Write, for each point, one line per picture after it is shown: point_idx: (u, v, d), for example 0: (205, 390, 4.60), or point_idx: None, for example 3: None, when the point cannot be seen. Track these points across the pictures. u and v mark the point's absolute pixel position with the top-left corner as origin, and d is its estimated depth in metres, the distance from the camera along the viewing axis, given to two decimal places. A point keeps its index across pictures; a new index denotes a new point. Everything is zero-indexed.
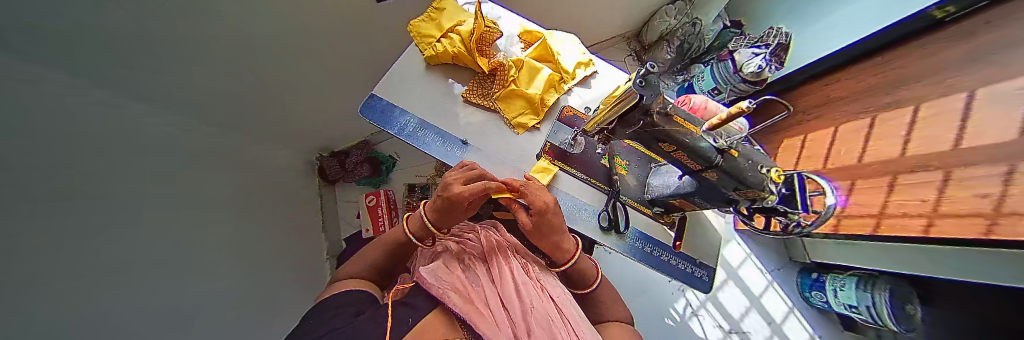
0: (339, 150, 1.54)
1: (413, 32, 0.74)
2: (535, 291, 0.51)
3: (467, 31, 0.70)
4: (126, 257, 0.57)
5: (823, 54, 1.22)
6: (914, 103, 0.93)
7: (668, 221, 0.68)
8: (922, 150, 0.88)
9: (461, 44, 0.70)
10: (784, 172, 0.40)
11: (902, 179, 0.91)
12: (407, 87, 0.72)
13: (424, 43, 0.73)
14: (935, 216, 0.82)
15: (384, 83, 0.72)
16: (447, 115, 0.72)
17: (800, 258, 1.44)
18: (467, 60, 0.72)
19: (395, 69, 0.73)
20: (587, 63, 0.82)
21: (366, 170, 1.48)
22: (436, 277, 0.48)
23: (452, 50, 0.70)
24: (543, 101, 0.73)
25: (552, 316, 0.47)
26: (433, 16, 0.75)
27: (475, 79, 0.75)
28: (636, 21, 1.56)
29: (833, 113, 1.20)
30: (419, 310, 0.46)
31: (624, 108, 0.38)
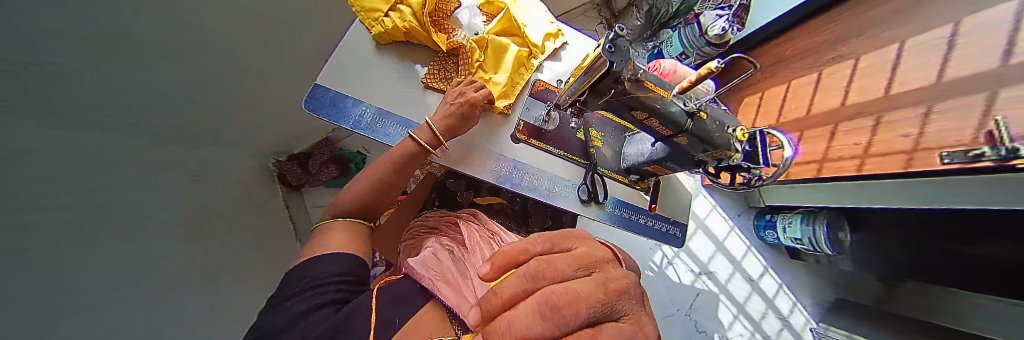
0: (299, 152, 1.38)
1: (356, 6, 0.66)
2: None
3: (418, 3, 0.63)
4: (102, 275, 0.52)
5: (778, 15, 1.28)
6: (852, 56, 1.01)
7: (644, 187, 0.71)
8: (858, 100, 0.97)
9: (412, 18, 0.63)
10: (748, 130, 0.41)
11: (841, 127, 1.01)
12: (358, 72, 0.65)
13: (371, 18, 0.65)
14: (865, 157, 0.93)
15: (329, 70, 0.64)
16: (408, 101, 0.67)
17: (755, 204, 1.60)
18: (422, 35, 0.65)
19: (340, 51, 0.65)
20: (555, 35, 0.78)
21: (335, 171, 1.40)
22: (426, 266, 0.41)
23: (403, 25, 0.63)
24: (512, 82, 0.70)
25: None
26: None
27: (435, 62, 0.70)
28: None
29: (784, 71, 1.28)
30: (407, 308, 0.36)
31: (593, 77, 0.37)
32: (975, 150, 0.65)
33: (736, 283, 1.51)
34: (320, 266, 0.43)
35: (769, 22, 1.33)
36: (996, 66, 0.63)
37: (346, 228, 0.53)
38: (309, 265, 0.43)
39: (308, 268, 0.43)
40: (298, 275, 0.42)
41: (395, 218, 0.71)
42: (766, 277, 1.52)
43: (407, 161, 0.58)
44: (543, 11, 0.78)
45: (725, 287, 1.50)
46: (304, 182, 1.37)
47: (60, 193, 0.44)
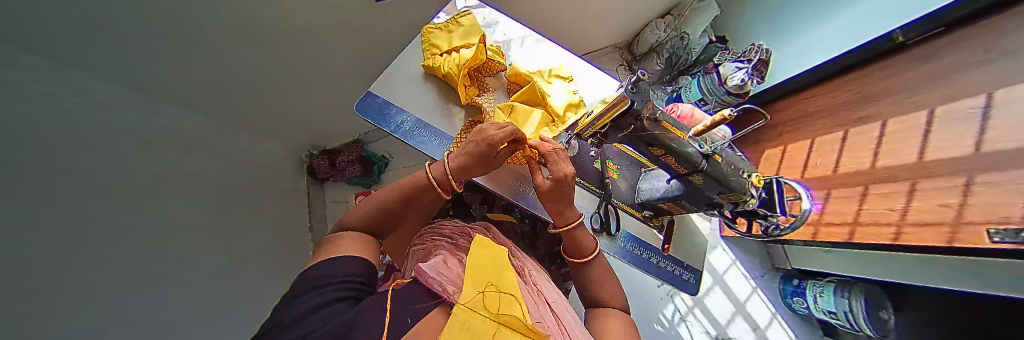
0: (330, 147, 1.44)
1: (425, 38, 0.76)
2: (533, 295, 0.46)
3: (467, 56, 0.70)
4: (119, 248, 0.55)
5: (799, 70, 1.29)
6: (880, 119, 1.00)
7: (656, 224, 0.69)
8: (890, 162, 0.93)
9: (455, 67, 0.70)
10: (764, 177, 0.42)
11: (872, 189, 0.96)
12: (404, 86, 0.72)
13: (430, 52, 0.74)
14: (903, 224, 0.86)
15: (378, 81, 0.71)
16: (443, 117, 0.73)
17: (781, 265, 1.46)
18: (456, 84, 0.72)
19: (391, 66, 0.73)
20: (578, 105, 0.76)
21: (359, 170, 1.43)
22: (437, 273, 0.46)
23: (445, 69, 0.70)
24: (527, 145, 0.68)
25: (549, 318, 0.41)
26: (448, 27, 0.77)
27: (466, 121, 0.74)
28: (626, 32, 1.60)
29: (808, 127, 1.27)
30: (417, 308, 0.38)
31: (613, 114, 0.40)
32: None
33: None
34: (331, 267, 0.41)
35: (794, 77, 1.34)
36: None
37: (351, 239, 0.49)
38: (320, 265, 0.41)
39: (317, 269, 0.41)
40: (307, 275, 0.40)
41: (406, 225, 0.72)
42: None
43: (413, 192, 0.57)
44: (574, 58, 0.86)
45: None
46: (331, 176, 1.42)
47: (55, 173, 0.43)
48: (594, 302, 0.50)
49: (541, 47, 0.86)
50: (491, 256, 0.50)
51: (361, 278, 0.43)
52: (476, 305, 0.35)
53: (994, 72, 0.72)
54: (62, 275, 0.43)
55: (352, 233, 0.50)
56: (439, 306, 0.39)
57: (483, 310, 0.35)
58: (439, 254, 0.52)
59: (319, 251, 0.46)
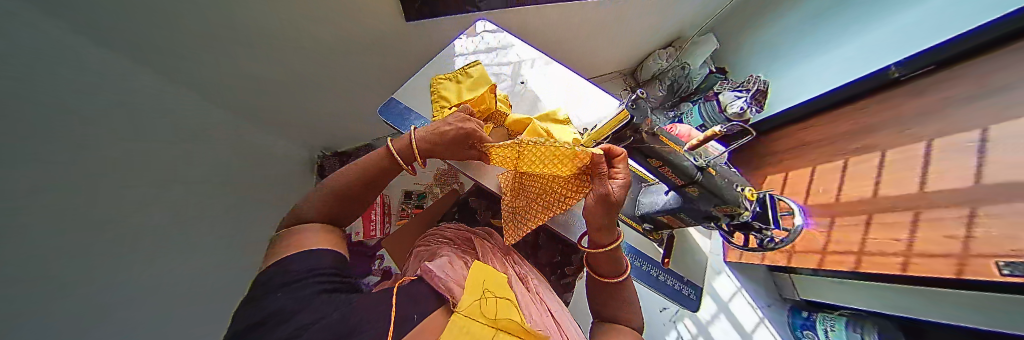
0: (342, 150, 1.57)
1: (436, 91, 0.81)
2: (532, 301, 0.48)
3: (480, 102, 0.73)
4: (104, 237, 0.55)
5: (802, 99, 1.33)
6: (879, 149, 1.02)
7: (656, 238, 0.70)
8: (893, 192, 0.93)
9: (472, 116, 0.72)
10: (757, 192, 0.44)
11: (876, 218, 0.96)
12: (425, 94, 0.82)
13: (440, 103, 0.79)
14: (910, 255, 0.85)
15: (404, 89, 0.81)
16: None
17: (790, 296, 1.40)
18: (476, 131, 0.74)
19: (415, 78, 0.84)
20: None
21: None
22: (444, 273, 0.48)
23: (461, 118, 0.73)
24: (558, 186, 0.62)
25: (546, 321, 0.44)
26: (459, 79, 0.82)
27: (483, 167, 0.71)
28: (630, 59, 1.70)
29: (809, 155, 1.29)
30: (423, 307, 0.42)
31: (614, 126, 0.44)
32: None
33: None
34: (309, 260, 0.41)
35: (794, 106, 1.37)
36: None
37: (315, 231, 0.49)
38: (296, 258, 0.41)
39: (297, 259, 0.40)
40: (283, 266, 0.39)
41: (409, 226, 0.74)
42: None
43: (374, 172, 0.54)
44: (581, 82, 0.92)
45: None
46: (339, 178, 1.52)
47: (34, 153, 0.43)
48: (608, 317, 0.48)
49: (550, 69, 0.93)
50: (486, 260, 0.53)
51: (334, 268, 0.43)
52: (473, 313, 0.39)
53: (988, 108, 0.75)
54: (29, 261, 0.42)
55: (316, 225, 0.50)
56: (443, 308, 0.43)
57: (481, 317, 0.38)
58: (446, 254, 0.55)
59: (281, 246, 0.45)
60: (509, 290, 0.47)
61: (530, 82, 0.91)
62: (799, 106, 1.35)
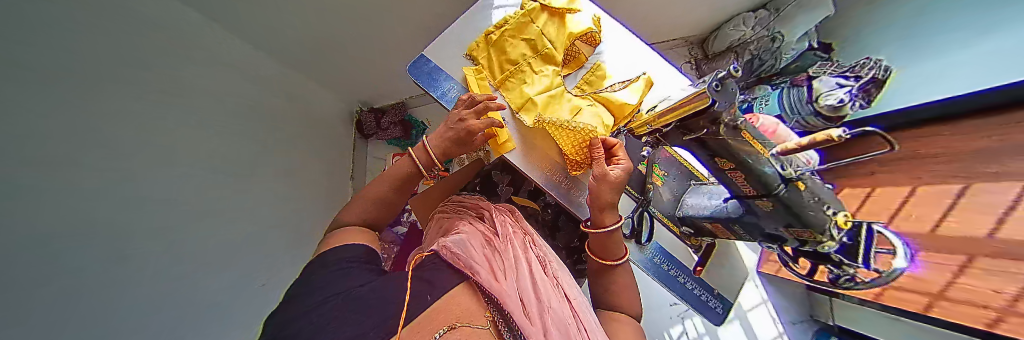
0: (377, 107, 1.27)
1: (525, 18, 0.51)
2: (551, 287, 0.35)
3: (569, 31, 0.51)
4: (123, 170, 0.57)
5: (921, 101, 0.88)
6: (1021, 177, 0.65)
7: (694, 244, 0.57)
8: (1016, 235, 0.62)
9: (559, 36, 0.51)
10: (854, 219, 0.35)
11: (978, 262, 0.68)
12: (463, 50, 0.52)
13: (523, 22, 0.50)
14: (1006, 312, 0.61)
15: (439, 42, 0.51)
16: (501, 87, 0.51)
17: (823, 318, 1.15)
18: (574, 39, 0.53)
19: (453, 27, 0.52)
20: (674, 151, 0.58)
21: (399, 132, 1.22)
22: (460, 242, 0.37)
23: (555, 32, 0.51)
24: (634, 93, 0.53)
25: (568, 319, 0.30)
26: (523, 25, 0.50)
27: (573, 56, 0.56)
28: (708, 21, 1.20)
29: (915, 172, 0.90)
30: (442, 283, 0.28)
31: (685, 111, 0.33)
32: None
33: None
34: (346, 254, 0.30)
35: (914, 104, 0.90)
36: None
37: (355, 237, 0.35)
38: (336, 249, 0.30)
39: (331, 254, 0.30)
40: (322, 259, 0.29)
41: (436, 187, 0.64)
42: None
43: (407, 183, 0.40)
44: (658, 57, 0.59)
45: None
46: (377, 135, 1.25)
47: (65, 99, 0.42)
48: (607, 303, 0.42)
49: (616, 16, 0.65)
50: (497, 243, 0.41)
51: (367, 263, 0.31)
52: None
53: None
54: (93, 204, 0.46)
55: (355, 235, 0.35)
56: (466, 283, 0.30)
57: None
58: (466, 232, 0.42)
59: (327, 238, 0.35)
60: (516, 278, 0.33)
61: (605, 47, 0.59)
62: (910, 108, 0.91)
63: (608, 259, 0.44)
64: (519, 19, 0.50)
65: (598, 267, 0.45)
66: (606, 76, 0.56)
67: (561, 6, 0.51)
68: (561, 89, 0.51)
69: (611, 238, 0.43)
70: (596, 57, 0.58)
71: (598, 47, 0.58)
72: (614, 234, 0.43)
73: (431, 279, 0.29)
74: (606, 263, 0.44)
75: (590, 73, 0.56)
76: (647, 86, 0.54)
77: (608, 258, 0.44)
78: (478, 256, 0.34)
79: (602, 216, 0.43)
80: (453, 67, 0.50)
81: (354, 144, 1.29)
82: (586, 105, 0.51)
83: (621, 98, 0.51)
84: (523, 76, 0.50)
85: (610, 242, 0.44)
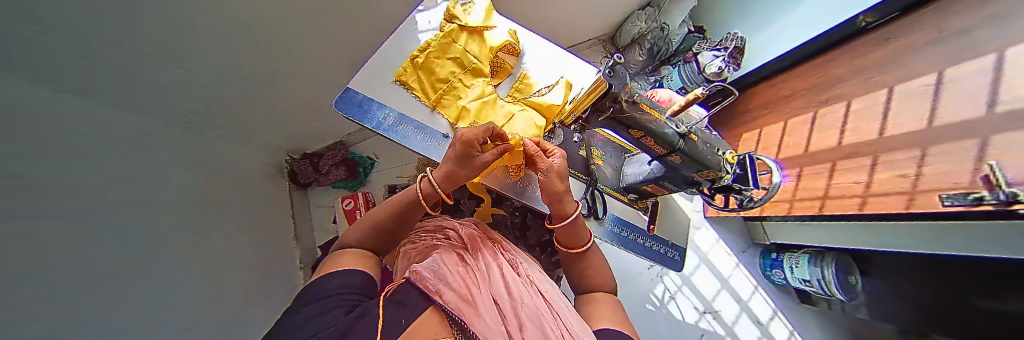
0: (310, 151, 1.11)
1: (448, 39, 0.54)
2: (523, 285, 0.38)
3: (490, 46, 0.56)
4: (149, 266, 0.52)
5: (774, 56, 1.14)
6: (844, 99, 0.91)
7: (642, 207, 0.65)
8: (855, 138, 0.86)
9: (483, 51, 0.55)
10: (737, 154, 0.44)
11: (839, 164, 0.89)
12: (391, 77, 0.52)
13: (446, 43, 0.54)
14: (867, 195, 0.79)
15: (365, 73, 0.51)
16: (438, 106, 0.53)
17: (760, 241, 1.37)
18: (496, 52, 0.58)
19: (377, 56, 0.53)
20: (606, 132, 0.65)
21: (343, 172, 1.11)
22: (429, 262, 0.37)
23: (479, 47, 0.55)
24: (557, 92, 0.60)
25: (541, 310, 0.33)
26: (447, 45, 0.54)
27: (500, 67, 0.61)
28: (609, 21, 1.39)
29: (781, 110, 1.13)
30: (415, 306, 0.29)
31: (593, 98, 0.39)
32: (975, 193, 0.56)
33: (741, 326, 1.22)
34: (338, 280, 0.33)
35: (775, 58, 1.14)
36: (981, 115, 0.58)
37: (357, 258, 0.39)
38: (330, 276, 0.33)
39: (320, 284, 0.32)
40: (313, 289, 0.32)
41: None
42: (776, 320, 1.24)
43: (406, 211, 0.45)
44: (571, 56, 0.68)
45: (731, 330, 1.21)
46: (316, 182, 1.09)
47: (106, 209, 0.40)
48: (584, 287, 0.45)
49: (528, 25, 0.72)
50: (466, 256, 0.42)
51: (360, 289, 0.33)
52: None
53: (944, 52, 0.68)
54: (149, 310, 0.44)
55: (354, 255, 0.39)
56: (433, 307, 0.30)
57: None
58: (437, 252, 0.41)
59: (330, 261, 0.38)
60: (486, 287, 0.35)
61: (526, 54, 0.65)
62: (773, 62, 1.16)
63: (573, 247, 0.48)
64: (442, 41, 0.53)
65: (568, 256, 0.49)
66: (532, 80, 0.62)
67: (478, 25, 0.55)
68: (492, 96, 0.55)
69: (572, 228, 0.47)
70: (520, 64, 0.64)
71: (520, 55, 0.64)
72: (575, 222, 0.46)
73: (403, 302, 0.29)
74: (572, 250, 0.47)
75: (519, 79, 0.62)
76: (568, 84, 0.61)
77: (573, 246, 0.48)
78: (447, 272, 0.35)
79: (560, 206, 0.46)
80: (384, 95, 0.51)
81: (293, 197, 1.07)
82: (519, 109, 0.56)
83: (552, 100, 0.58)
84: (456, 91, 0.53)
85: (572, 232, 0.47)
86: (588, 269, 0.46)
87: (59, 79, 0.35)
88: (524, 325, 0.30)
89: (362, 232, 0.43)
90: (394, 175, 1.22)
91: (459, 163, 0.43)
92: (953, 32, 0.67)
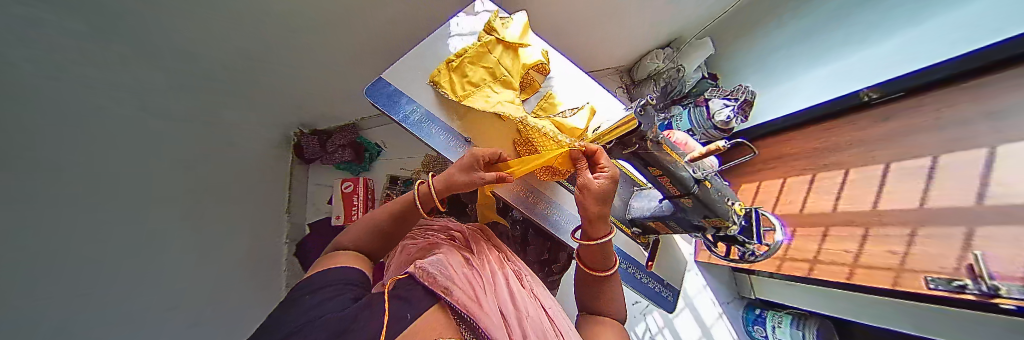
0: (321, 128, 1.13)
1: (484, 48, 0.55)
2: (527, 297, 0.38)
3: (524, 62, 0.57)
4: (95, 226, 0.47)
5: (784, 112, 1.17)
6: (842, 167, 0.95)
7: (643, 242, 0.66)
8: (849, 207, 0.88)
9: (515, 66, 0.57)
10: (745, 206, 0.46)
11: (832, 231, 0.91)
12: (423, 74, 0.53)
13: (482, 52, 0.55)
14: (856, 266, 0.81)
15: (397, 66, 0.53)
16: (464, 111, 0.54)
17: (746, 294, 1.37)
18: (529, 69, 0.60)
19: (413, 52, 0.54)
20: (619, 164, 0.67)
21: (349, 154, 1.11)
22: (435, 263, 0.37)
23: (512, 62, 0.57)
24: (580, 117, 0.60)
25: (544, 324, 0.33)
26: (482, 54, 0.55)
27: (528, 84, 0.62)
28: (630, 54, 1.44)
29: (783, 166, 1.17)
30: (416, 302, 0.31)
31: (620, 132, 0.40)
32: (958, 280, 0.58)
33: None
34: (336, 273, 0.33)
35: (785, 115, 1.16)
36: (971, 205, 0.60)
37: (353, 258, 0.39)
38: (331, 269, 0.34)
39: (321, 275, 0.32)
40: (314, 279, 0.32)
41: None
42: None
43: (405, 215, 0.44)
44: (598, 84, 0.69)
45: None
46: (322, 159, 1.11)
47: (23, 155, 0.35)
48: (588, 307, 0.46)
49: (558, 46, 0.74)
50: (471, 260, 0.42)
51: (361, 282, 0.34)
52: None
53: (944, 139, 0.70)
54: (31, 286, 0.36)
55: (347, 256, 0.38)
56: (438, 306, 0.32)
57: None
58: (443, 252, 0.42)
59: (324, 263, 0.37)
60: (492, 294, 0.35)
61: (554, 75, 0.67)
62: (782, 118, 1.18)
63: (595, 270, 0.46)
64: (478, 49, 0.55)
65: (589, 279, 0.47)
66: (558, 101, 0.64)
67: (515, 40, 0.57)
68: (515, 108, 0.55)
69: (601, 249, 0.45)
70: (547, 83, 0.66)
71: (549, 75, 0.66)
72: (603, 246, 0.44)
73: (407, 300, 0.31)
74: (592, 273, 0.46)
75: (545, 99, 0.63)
76: (591, 112, 0.62)
77: (596, 269, 0.46)
78: (454, 274, 0.35)
79: (591, 227, 0.44)
80: (414, 90, 0.52)
81: (293, 170, 1.10)
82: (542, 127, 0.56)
83: (575, 123, 0.59)
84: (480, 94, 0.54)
85: (597, 253, 0.45)
86: (585, 295, 0.47)
87: (36, 27, 0.34)
88: (527, 335, 0.30)
89: (360, 235, 0.42)
90: (399, 166, 1.24)
91: (463, 170, 0.43)
92: (948, 123, 0.70)
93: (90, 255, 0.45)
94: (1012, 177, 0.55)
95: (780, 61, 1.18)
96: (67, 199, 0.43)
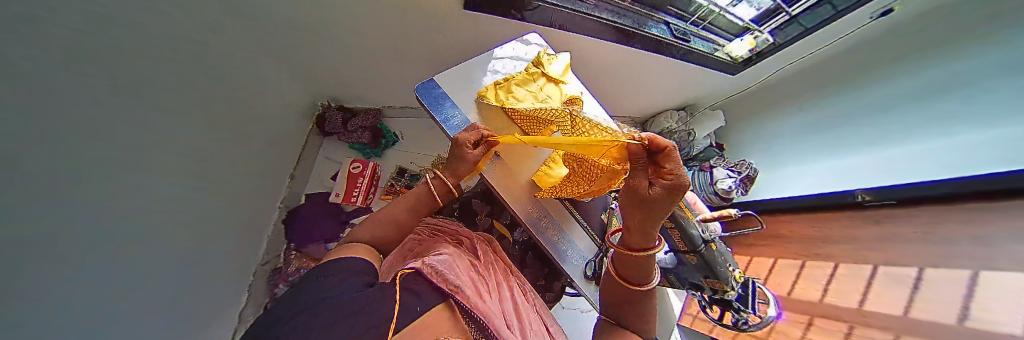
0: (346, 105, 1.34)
1: (529, 76, 0.61)
2: (528, 309, 0.45)
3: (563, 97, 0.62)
4: (94, 151, 0.46)
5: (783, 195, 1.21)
6: (834, 260, 0.92)
7: None
8: (836, 302, 0.83)
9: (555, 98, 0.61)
10: (744, 276, 0.48)
11: (817, 321, 0.84)
12: (470, 86, 0.60)
13: (526, 79, 0.60)
14: None
15: (451, 73, 0.59)
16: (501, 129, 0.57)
17: None
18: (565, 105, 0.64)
19: (467, 67, 0.61)
20: None
21: (366, 136, 1.33)
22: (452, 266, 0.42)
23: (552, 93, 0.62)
24: None
25: (541, 333, 0.41)
26: (527, 81, 0.60)
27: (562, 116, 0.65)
28: (648, 108, 1.55)
29: (773, 246, 1.18)
30: (426, 296, 0.32)
31: None
32: None
33: None
34: (349, 263, 0.34)
35: (782, 197, 1.20)
36: (951, 324, 0.60)
37: (365, 252, 0.38)
38: (342, 258, 0.35)
39: (337, 261, 0.33)
40: (331, 263, 0.33)
41: None
42: None
43: (417, 202, 0.47)
44: None
45: None
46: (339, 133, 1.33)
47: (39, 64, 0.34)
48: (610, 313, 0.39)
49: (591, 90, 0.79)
50: (482, 267, 0.47)
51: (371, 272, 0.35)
52: None
53: (936, 252, 0.71)
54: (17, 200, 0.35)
55: (361, 248, 0.38)
56: (444, 303, 0.33)
57: None
58: (454, 256, 0.46)
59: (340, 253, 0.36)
60: (501, 300, 0.41)
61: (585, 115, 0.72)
62: (780, 200, 1.21)
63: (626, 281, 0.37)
64: (525, 76, 0.60)
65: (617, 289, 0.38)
66: None
67: (557, 77, 0.62)
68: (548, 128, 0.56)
69: (637, 262, 0.34)
70: None
71: None
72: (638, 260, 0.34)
73: (417, 293, 0.32)
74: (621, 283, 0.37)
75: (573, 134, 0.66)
76: None
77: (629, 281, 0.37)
78: (470, 278, 0.41)
79: (629, 239, 0.34)
80: (461, 99, 0.58)
81: (308, 136, 1.30)
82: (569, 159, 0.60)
83: None
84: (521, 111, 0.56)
85: (633, 265, 0.35)
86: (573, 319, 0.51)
87: None
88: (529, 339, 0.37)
89: (377, 229, 0.42)
90: (407, 161, 1.46)
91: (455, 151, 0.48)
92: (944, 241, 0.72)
93: (96, 185, 0.48)
94: (996, 308, 0.55)
95: (791, 148, 1.25)
96: (78, 118, 0.42)
